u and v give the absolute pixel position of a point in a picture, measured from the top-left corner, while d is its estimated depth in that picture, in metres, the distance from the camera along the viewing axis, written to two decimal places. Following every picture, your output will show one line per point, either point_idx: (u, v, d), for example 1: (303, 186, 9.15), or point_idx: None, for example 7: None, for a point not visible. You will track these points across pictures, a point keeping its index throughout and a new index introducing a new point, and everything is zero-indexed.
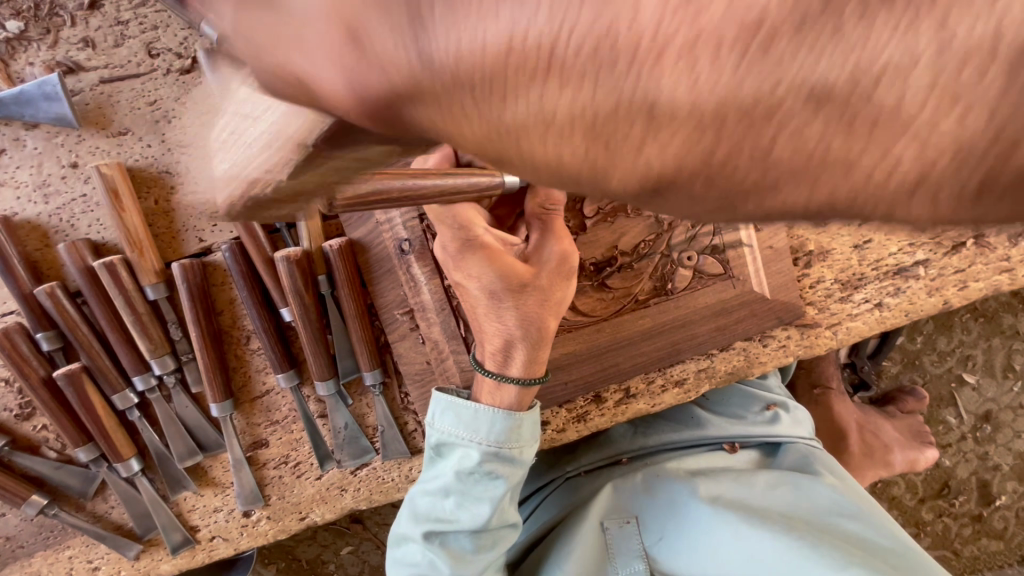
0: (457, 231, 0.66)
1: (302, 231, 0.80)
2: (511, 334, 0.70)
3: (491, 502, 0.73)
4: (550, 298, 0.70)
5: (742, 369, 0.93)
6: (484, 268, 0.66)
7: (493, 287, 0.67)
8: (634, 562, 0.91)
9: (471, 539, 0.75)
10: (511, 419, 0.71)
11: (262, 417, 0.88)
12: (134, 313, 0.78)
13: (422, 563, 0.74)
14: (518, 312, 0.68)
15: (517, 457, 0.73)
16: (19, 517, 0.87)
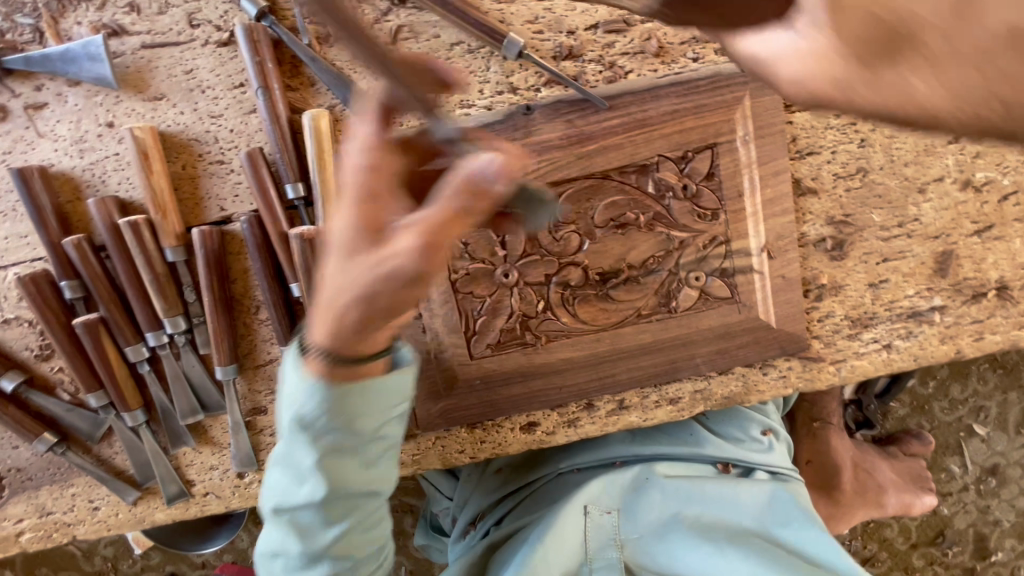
0: (363, 150, 0.60)
1: (320, 210, 0.82)
2: (349, 298, 0.57)
3: (331, 482, 0.67)
4: (373, 265, 0.56)
5: (738, 395, 0.93)
6: (348, 211, 0.59)
7: (366, 229, 0.57)
8: (609, 552, 0.93)
9: (316, 516, 0.70)
10: (336, 393, 0.63)
11: (263, 386, 0.91)
12: (154, 273, 0.81)
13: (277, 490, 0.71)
14: (380, 274, 0.55)
15: (352, 428, 0.65)
16: (30, 451, 0.92)
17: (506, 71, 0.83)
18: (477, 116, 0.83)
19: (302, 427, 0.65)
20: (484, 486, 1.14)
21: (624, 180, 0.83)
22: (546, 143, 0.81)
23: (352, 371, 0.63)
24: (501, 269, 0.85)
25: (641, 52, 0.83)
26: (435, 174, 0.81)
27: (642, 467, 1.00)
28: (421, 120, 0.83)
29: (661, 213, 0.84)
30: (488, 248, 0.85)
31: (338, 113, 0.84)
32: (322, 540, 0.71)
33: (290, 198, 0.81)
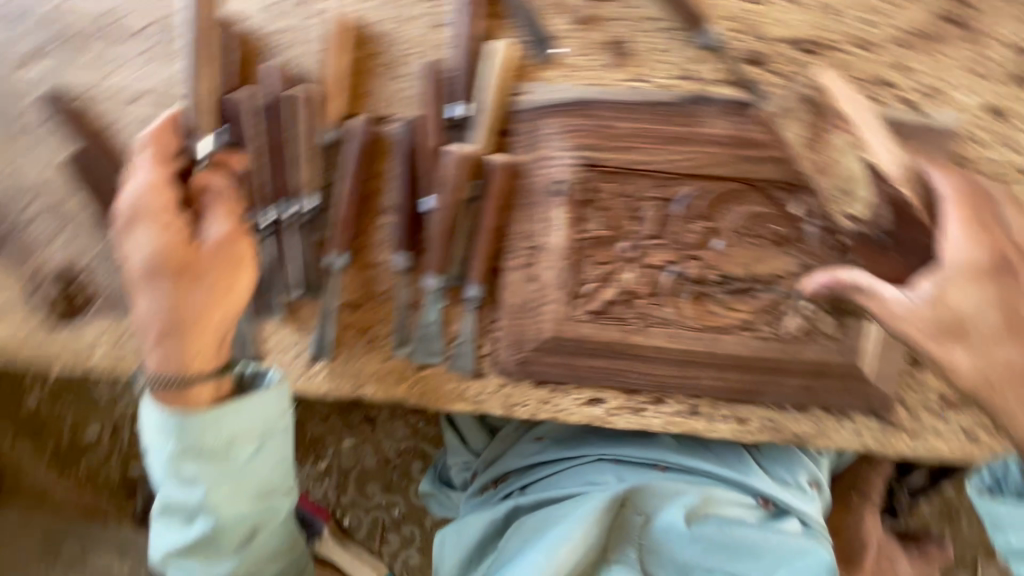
0: (144, 187, 0.78)
1: (477, 134, 0.83)
2: (149, 321, 0.80)
3: (201, 494, 0.83)
4: (219, 285, 0.81)
5: (807, 436, 0.94)
6: (150, 232, 0.78)
7: (156, 259, 0.78)
8: (627, 549, 0.98)
9: (200, 494, 0.83)
10: (198, 418, 0.81)
11: (362, 286, 0.94)
12: (307, 148, 0.86)
13: (187, 507, 0.85)
14: (207, 298, 0.80)
15: (209, 454, 0.83)
16: None
17: (691, 58, 0.81)
18: (651, 91, 0.82)
19: (173, 437, 0.82)
20: (519, 449, 1.22)
21: (774, 196, 0.82)
22: (708, 137, 0.81)
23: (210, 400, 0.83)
24: (626, 243, 0.85)
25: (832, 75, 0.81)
26: (596, 134, 0.83)
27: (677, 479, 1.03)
28: (596, 80, 0.83)
29: (798, 236, 0.83)
30: (620, 220, 0.84)
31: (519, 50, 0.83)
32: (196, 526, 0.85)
33: (455, 115, 0.84)
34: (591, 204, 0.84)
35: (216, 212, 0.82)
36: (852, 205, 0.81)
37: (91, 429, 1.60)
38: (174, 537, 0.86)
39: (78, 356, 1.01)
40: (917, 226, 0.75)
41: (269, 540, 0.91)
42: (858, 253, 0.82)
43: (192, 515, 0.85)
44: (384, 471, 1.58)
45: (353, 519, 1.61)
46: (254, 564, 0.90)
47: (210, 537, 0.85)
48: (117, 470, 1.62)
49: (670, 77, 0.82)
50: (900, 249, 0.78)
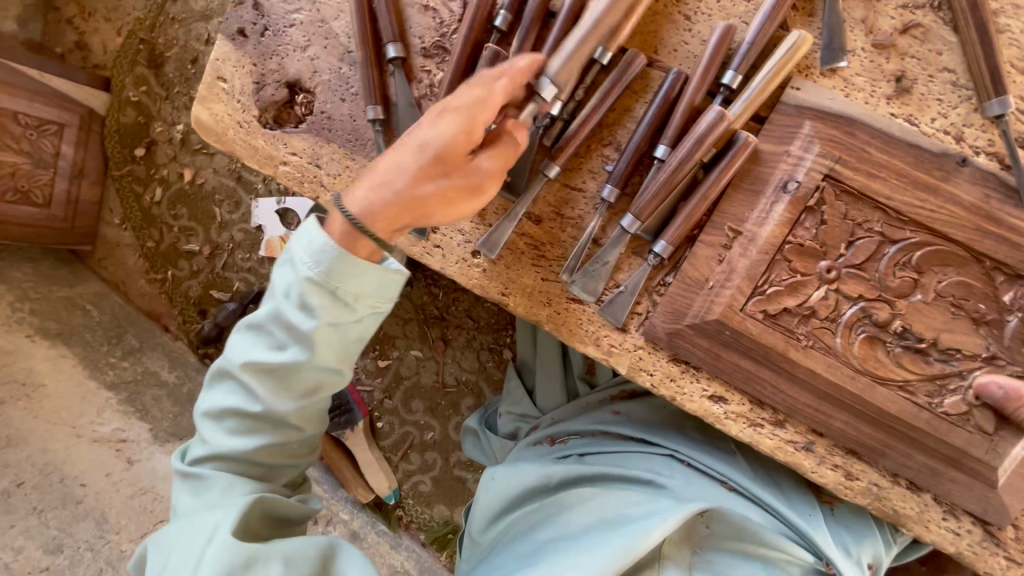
0: (481, 94, 0.78)
1: (737, 106, 0.86)
2: (383, 184, 0.78)
3: (307, 330, 0.74)
4: (449, 201, 0.80)
5: (906, 517, 0.92)
6: (453, 126, 0.77)
7: (438, 152, 0.77)
8: (683, 556, 0.92)
9: (308, 330, 0.74)
10: (343, 258, 0.73)
11: (557, 203, 0.98)
12: (575, 56, 0.88)
13: (286, 336, 0.76)
14: (435, 201, 0.79)
15: (338, 294, 0.74)
16: (349, 111, 1.01)
17: (966, 120, 0.85)
18: (918, 135, 0.85)
19: (312, 262, 0.73)
20: (590, 415, 1.22)
21: (992, 276, 0.84)
22: (956, 198, 0.83)
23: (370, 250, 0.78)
24: (828, 262, 0.87)
25: None
26: (847, 151, 0.85)
27: (743, 504, 1.02)
28: (868, 104, 0.86)
29: (999, 322, 0.84)
30: (835, 237, 0.86)
31: (809, 51, 0.88)
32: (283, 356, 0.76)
33: (724, 82, 0.86)
34: (812, 213, 0.86)
35: (496, 151, 0.82)
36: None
37: (193, 243, 1.66)
38: (254, 354, 0.77)
39: (270, 158, 1.02)
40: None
41: (319, 405, 0.83)
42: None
43: (286, 342, 0.76)
44: (435, 393, 1.61)
45: (386, 425, 1.63)
46: (304, 419, 0.82)
47: (288, 373, 0.77)
48: (197, 289, 1.67)
49: (941, 129, 0.85)
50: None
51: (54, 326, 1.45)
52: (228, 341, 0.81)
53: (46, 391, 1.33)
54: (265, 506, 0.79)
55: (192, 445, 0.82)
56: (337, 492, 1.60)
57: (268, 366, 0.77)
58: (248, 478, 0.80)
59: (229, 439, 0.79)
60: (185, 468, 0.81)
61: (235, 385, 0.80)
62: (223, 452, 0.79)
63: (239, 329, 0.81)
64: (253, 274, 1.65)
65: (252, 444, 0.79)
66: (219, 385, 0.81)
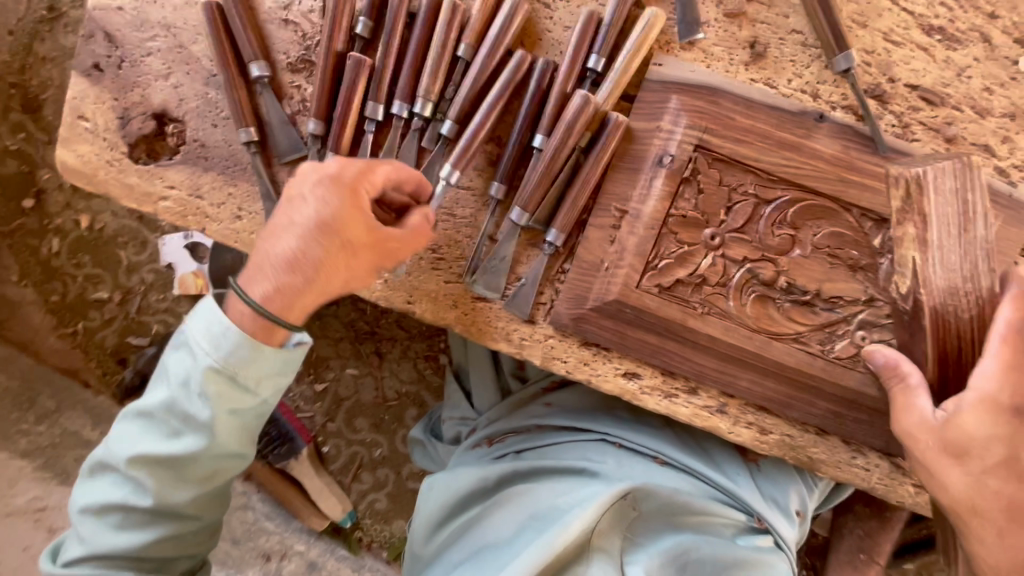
0: (358, 172, 0.79)
1: (605, 89, 0.87)
2: (278, 280, 0.77)
3: (204, 418, 0.76)
4: (346, 272, 0.80)
5: (819, 462, 0.96)
6: (336, 203, 0.78)
7: (331, 219, 0.77)
8: (611, 539, 0.89)
9: (206, 418, 0.76)
10: (243, 344, 0.75)
11: (448, 206, 0.97)
12: (442, 56, 0.89)
13: (180, 425, 0.78)
14: (340, 281, 0.80)
15: (236, 381, 0.77)
16: (223, 137, 0.98)
17: (819, 78, 0.89)
18: (776, 97, 0.88)
19: (206, 346, 0.76)
20: (524, 410, 1.22)
21: (860, 222, 0.88)
22: (818, 153, 0.87)
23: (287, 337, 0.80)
24: (711, 230, 0.89)
25: (936, 130, 0.89)
26: (713, 121, 0.87)
27: (675, 474, 1.04)
28: (727, 73, 0.89)
29: (872, 265, 0.88)
30: (714, 205, 0.89)
31: (667, 26, 0.90)
32: (176, 445, 0.77)
33: (589, 67, 0.87)
34: (689, 184, 0.89)
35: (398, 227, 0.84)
36: (901, 285, 0.84)
37: (100, 291, 1.58)
38: (144, 446, 0.78)
39: (146, 195, 0.98)
40: (955, 361, 0.80)
41: (218, 489, 0.84)
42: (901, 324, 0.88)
43: (182, 429, 0.78)
44: (377, 408, 1.59)
45: (332, 448, 1.59)
46: (200, 506, 0.83)
47: (181, 459, 0.78)
48: (113, 337, 1.59)
49: (796, 89, 0.89)
50: (938, 359, 0.81)
51: None
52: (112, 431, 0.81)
53: None
54: None
55: (71, 543, 0.82)
56: (290, 524, 1.56)
57: (158, 458, 0.78)
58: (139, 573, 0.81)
59: (116, 534, 0.79)
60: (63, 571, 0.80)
61: (123, 478, 0.79)
62: (107, 550, 0.79)
63: (126, 419, 0.81)
64: (172, 314, 1.59)
65: (140, 537, 0.79)
66: (106, 476, 0.81)
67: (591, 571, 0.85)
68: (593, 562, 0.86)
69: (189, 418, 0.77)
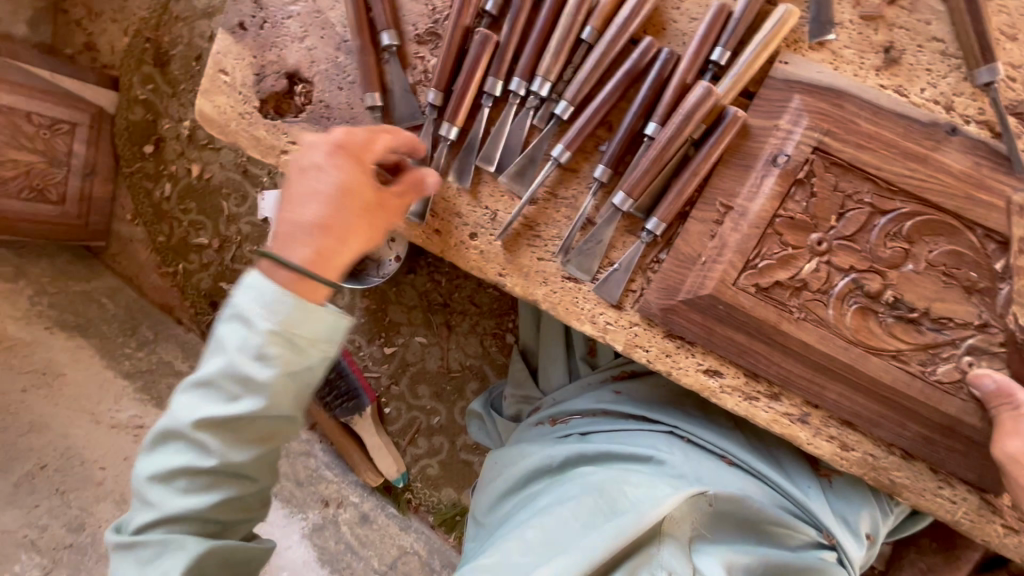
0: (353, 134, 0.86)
1: (726, 83, 0.87)
2: (314, 241, 0.79)
3: (263, 380, 0.73)
4: (377, 223, 0.86)
5: (902, 487, 0.93)
6: (348, 168, 0.83)
7: (349, 184, 0.83)
8: (684, 527, 0.87)
9: (262, 376, 0.74)
10: (294, 303, 0.75)
11: (551, 186, 0.99)
12: (566, 37, 0.91)
13: (234, 389, 0.74)
14: (367, 232, 0.85)
15: (292, 343, 0.75)
16: (347, 99, 1.04)
17: (955, 90, 0.86)
18: (907, 106, 0.85)
19: (261, 305, 0.74)
20: (591, 395, 1.24)
21: (981, 243, 0.84)
22: (945, 167, 0.84)
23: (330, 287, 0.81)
24: (819, 235, 0.88)
25: None
26: (836, 124, 0.86)
27: (745, 478, 1.03)
28: (857, 76, 0.87)
29: (988, 289, 0.85)
30: (825, 210, 0.87)
31: (797, 25, 0.89)
32: (234, 408, 0.74)
33: (712, 59, 0.87)
34: (802, 186, 0.87)
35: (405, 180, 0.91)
36: (1017, 315, 0.85)
37: (202, 236, 1.70)
38: (205, 410, 0.74)
39: (270, 149, 1.05)
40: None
41: (272, 454, 0.81)
42: (1014, 356, 0.85)
43: (238, 393, 0.74)
44: (439, 378, 1.64)
45: (393, 410, 1.67)
46: (260, 467, 0.80)
47: (243, 422, 0.74)
48: (208, 281, 1.71)
49: (929, 99, 0.86)
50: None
51: (70, 318, 1.52)
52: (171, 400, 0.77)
53: (66, 379, 1.40)
54: (221, 550, 0.78)
55: (133, 513, 0.78)
56: (347, 476, 1.64)
57: (218, 420, 0.73)
58: (203, 535, 0.78)
59: (180, 499, 0.75)
60: (131, 540, 0.76)
61: (185, 443, 0.75)
62: (173, 514, 0.75)
63: (182, 389, 0.76)
64: None
65: (207, 501, 0.75)
66: (167, 444, 0.77)
67: (662, 555, 0.83)
68: (665, 546, 0.84)
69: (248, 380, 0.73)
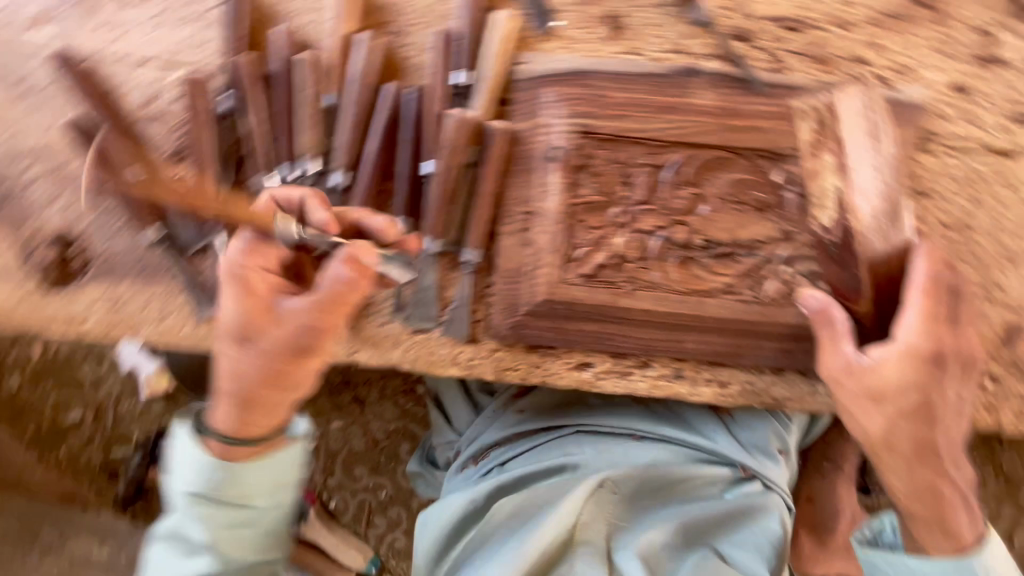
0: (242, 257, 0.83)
1: (477, 101, 0.87)
2: (238, 393, 0.82)
3: (205, 534, 0.84)
4: (283, 366, 0.82)
5: (783, 399, 0.99)
6: (236, 304, 0.82)
7: (247, 328, 0.81)
8: (595, 528, 0.97)
9: (252, 538, 0.87)
10: (225, 469, 0.83)
11: (362, 251, 0.96)
12: (310, 110, 0.87)
13: (194, 542, 0.84)
14: (270, 376, 0.82)
15: (240, 495, 0.85)
16: (126, 242, 0.97)
17: (683, 33, 0.88)
18: (645, 63, 0.88)
19: (184, 476, 0.84)
20: (502, 422, 1.22)
21: (757, 163, 0.88)
22: (699, 108, 0.87)
23: (252, 449, 0.84)
24: (619, 208, 0.89)
25: (808, 54, 0.88)
26: (591, 103, 0.87)
27: (656, 448, 1.07)
28: (594, 53, 0.88)
29: (780, 201, 0.89)
30: (612, 184, 0.89)
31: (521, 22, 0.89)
32: (212, 564, 0.84)
33: (456, 82, 0.87)
34: (585, 170, 0.89)
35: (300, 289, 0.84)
36: (812, 216, 0.89)
37: (74, 412, 1.58)
38: (170, 563, 0.85)
39: (70, 320, 0.99)
40: (885, 292, 0.87)
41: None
42: (824, 254, 0.90)
43: (188, 553, 0.84)
44: (372, 452, 1.59)
45: (338, 501, 1.60)
46: None
47: (209, 575, 0.85)
48: (100, 454, 1.60)
49: (664, 49, 0.88)
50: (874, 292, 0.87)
51: None
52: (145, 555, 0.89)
53: None
54: None
55: None
56: None
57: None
58: None
59: None
60: None
61: None
62: None
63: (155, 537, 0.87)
64: (150, 416, 1.59)
65: None
66: None
67: (578, 567, 0.93)
68: (579, 554, 0.94)
69: (198, 544, 0.84)
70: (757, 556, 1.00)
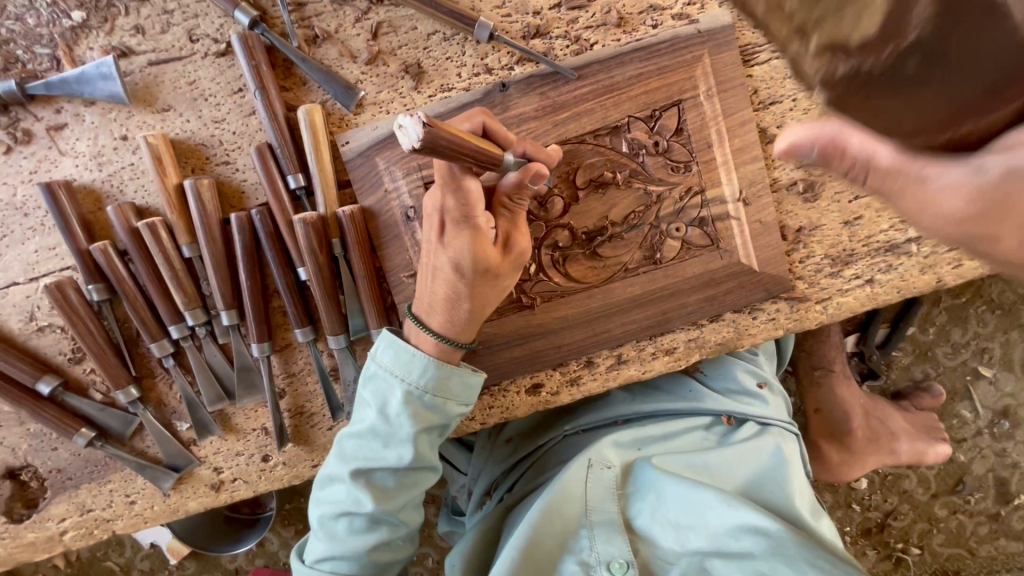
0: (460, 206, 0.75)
1: (319, 199, 0.88)
2: (445, 307, 0.83)
3: (401, 440, 0.83)
4: (496, 279, 0.82)
5: (731, 341, 0.95)
6: (466, 246, 0.77)
7: (476, 264, 0.78)
8: (607, 505, 0.95)
9: (393, 480, 0.86)
10: (436, 372, 0.83)
11: (284, 370, 0.97)
12: (173, 269, 0.89)
13: (381, 448, 0.84)
14: (489, 297, 0.84)
15: (430, 426, 0.85)
16: (68, 452, 0.99)
17: (480, 53, 0.89)
18: (457, 96, 0.88)
19: (397, 377, 0.83)
20: (497, 456, 1.22)
21: (599, 143, 0.88)
22: (524, 116, 0.87)
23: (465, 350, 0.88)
24: None
25: (603, 24, 0.88)
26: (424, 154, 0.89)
27: (642, 424, 1.06)
28: (408, 107, 0.90)
29: (637, 169, 0.89)
30: None
31: (329, 107, 0.90)
32: (389, 502, 0.85)
33: (292, 188, 0.88)
34: None
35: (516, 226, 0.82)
36: (672, 169, 0.89)
37: None
38: (355, 496, 0.84)
39: (49, 539, 1.01)
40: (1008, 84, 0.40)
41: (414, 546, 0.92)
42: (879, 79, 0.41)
43: (373, 478, 0.85)
44: None
45: None
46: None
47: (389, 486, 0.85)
48: None
49: (470, 77, 0.89)
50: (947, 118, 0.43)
51: None
52: (314, 502, 0.88)
53: None
54: None
55: None
56: None
57: (376, 489, 0.85)
58: None
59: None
60: None
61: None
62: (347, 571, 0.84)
63: (325, 480, 0.87)
64: None
65: None
66: None
67: (599, 546, 0.91)
68: (597, 530, 0.92)
69: (382, 458, 0.84)
70: (772, 499, 0.97)
